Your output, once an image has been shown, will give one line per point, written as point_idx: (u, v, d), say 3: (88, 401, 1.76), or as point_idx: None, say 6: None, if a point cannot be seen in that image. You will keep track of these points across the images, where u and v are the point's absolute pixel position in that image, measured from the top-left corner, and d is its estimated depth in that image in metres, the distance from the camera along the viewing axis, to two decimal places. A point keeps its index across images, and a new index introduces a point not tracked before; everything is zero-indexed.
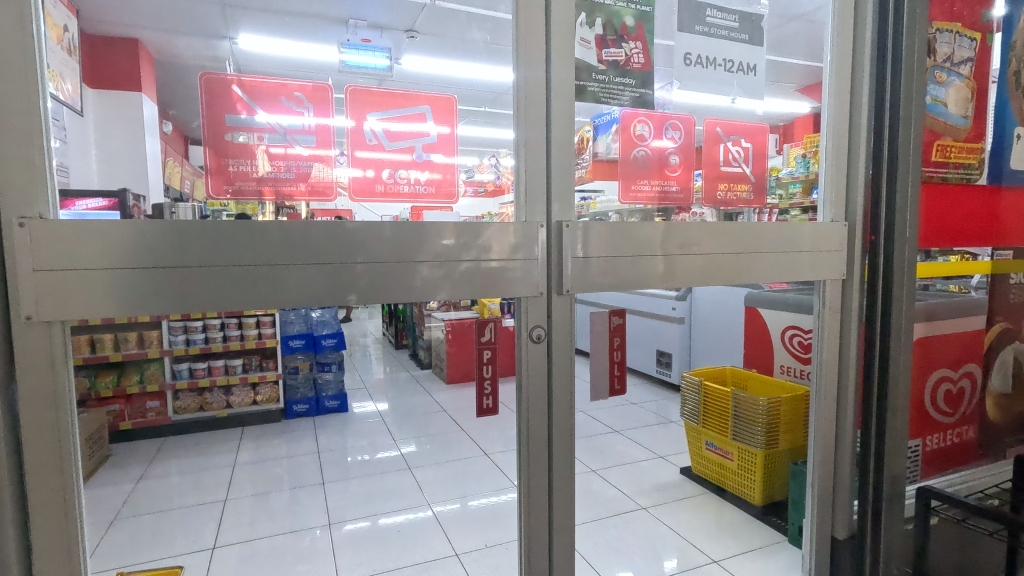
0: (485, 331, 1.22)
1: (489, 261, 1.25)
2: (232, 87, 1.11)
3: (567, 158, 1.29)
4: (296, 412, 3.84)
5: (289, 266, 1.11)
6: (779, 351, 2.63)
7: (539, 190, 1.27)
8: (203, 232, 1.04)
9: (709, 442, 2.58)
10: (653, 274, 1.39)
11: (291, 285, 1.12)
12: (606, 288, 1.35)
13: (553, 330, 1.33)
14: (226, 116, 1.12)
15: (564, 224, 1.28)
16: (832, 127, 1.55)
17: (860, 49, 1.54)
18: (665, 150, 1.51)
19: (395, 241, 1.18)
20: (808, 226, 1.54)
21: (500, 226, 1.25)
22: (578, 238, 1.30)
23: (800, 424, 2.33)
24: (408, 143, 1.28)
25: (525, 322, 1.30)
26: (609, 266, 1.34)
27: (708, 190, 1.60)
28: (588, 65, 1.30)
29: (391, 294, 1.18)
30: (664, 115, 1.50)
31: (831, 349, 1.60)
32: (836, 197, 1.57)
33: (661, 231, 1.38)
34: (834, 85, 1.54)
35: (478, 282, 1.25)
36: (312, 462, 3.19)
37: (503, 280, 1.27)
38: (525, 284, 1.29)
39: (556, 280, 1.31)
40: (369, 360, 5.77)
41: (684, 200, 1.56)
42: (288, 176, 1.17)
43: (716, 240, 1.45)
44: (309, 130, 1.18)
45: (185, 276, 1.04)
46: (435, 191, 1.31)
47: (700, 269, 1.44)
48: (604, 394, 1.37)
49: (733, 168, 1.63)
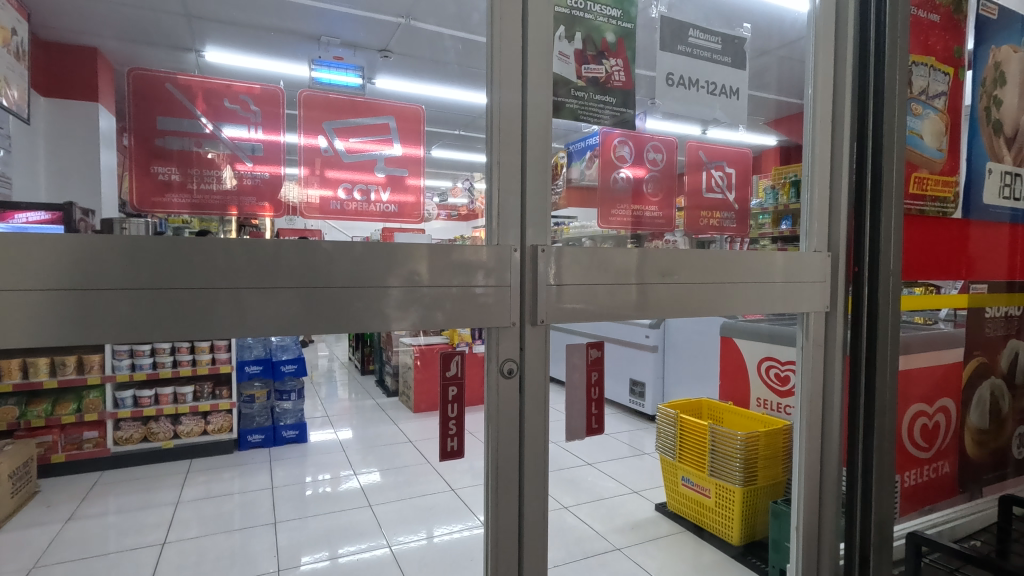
0: (451, 363, 1.10)
1: (461, 286, 1.14)
2: (166, 87, 0.99)
3: (544, 180, 1.20)
4: (250, 443, 3.60)
5: (244, 290, 0.98)
6: (756, 384, 2.56)
7: (513, 212, 1.18)
8: (141, 250, 0.91)
9: (684, 478, 2.47)
10: (631, 303, 1.30)
11: (250, 312, 0.98)
12: (582, 317, 1.25)
13: (526, 364, 1.22)
14: (160, 118, 0.99)
15: (539, 248, 1.19)
16: (814, 154, 1.51)
17: (842, 79, 1.52)
18: (644, 173, 1.45)
19: (355, 264, 1.05)
20: (793, 256, 1.49)
21: (473, 249, 1.15)
22: (553, 264, 1.20)
23: (777, 460, 2.25)
24: (370, 157, 1.16)
25: (497, 355, 1.19)
26: (585, 294, 1.25)
27: (690, 217, 1.54)
28: (566, 81, 1.22)
29: (351, 322, 1.06)
30: (644, 137, 1.43)
31: (814, 383, 1.54)
32: (818, 226, 1.53)
33: (637, 258, 1.30)
34: (815, 112, 1.51)
35: (447, 310, 1.13)
36: (265, 497, 2.97)
37: (474, 309, 1.15)
38: (499, 312, 1.18)
39: (529, 310, 1.21)
40: (333, 386, 5.52)
41: (665, 224, 1.48)
42: (232, 189, 1.03)
43: (700, 270, 1.38)
44: (257, 139, 1.06)
45: (120, 300, 0.90)
46: (401, 212, 1.19)
47: (679, 299, 1.36)
48: (581, 434, 1.25)
49: (716, 195, 1.57)
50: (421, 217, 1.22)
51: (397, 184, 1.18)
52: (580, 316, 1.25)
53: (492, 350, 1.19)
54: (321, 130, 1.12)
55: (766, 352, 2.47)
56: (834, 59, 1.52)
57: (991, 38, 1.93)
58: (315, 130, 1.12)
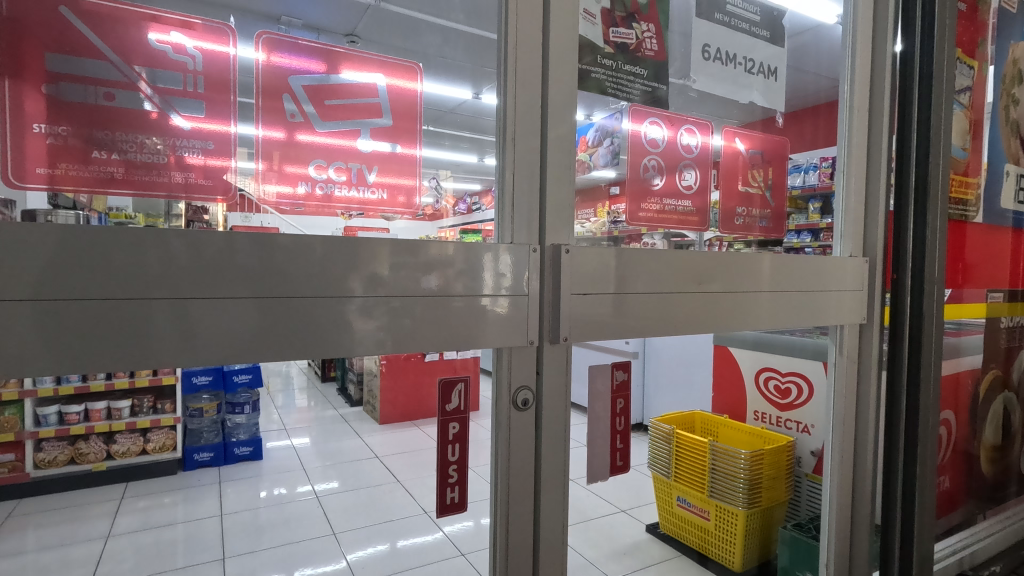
0: (452, 394, 0.88)
1: (469, 295, 0.92)
2: (59, 11, 0.71)
3: (567, 166, 1.01)
4: (196, 462, 3.24)
5: (185, 304, 0.73)
6: (752, 395, 2.41)
7: (528, 204, 0.98)
8: (38, 244, 0.66)
9: (680, 498, 2.31)
10: (669, 314, 1.13)
11: (196, 333, 0.74)
12: (608, 330, 1.06)
13: (544, 392, 1.01)
14: (50, 55, 0.71)
15: (563, 248, 0.99)
16: (851, 148, 1.35)
17: (881, 65, 1.37)
18: (680, 160, 1.22)
19: (335, 269, 0.82)
20: (829, 261, 1.33)
21: (485, 247, 0.94)
22: (574, 269, 1.00)
23: (779, 480, 2.13)
24: (353, 129, 0.92)
25: (509, 379, 0.99)
26: (615, 305, 1.06)
27: (725, 212, 1.34)
28: (593, 45, 1.03)
29: (331, 343, 0.82)
30: (681, 118, 1.21)
31: (849, 402, 1.38)
32: (854, 229, 1.37)
33: (674, 262, 1.13)
34: (853, 102, 1.35)
35: (452, 322, 0.91)
36: (214, 527, 2.64)
37: (484, 320, 0.94)
38: (513, 325, 0.97)
39: (548, 324, 1.00)
40: (290, 395, 5.15)
41: (700, 223, 1.28)
42: (156, 161, 0.76)
43: (733, 275, 1.21)
44: (196, 94, 0.79)
45: (9, 317, 0.65)
46: (388, 200, 0.96)
47: (705, 310, 1.18)
48: (604, 475, 1.04)
49: (752, 190, 1.39)
50: (414, 207, 0.98)
51: (382, 165, 0.95)
52: (605, 329, 1.05)
53: (503, 372, 0.98)
54: (287, 85, 0.87)
55: (762, 362, 2.33)
56: (872, 43, 1.37)
57: (1011, 32, 1.83)
58: (278, 85, 0.87)
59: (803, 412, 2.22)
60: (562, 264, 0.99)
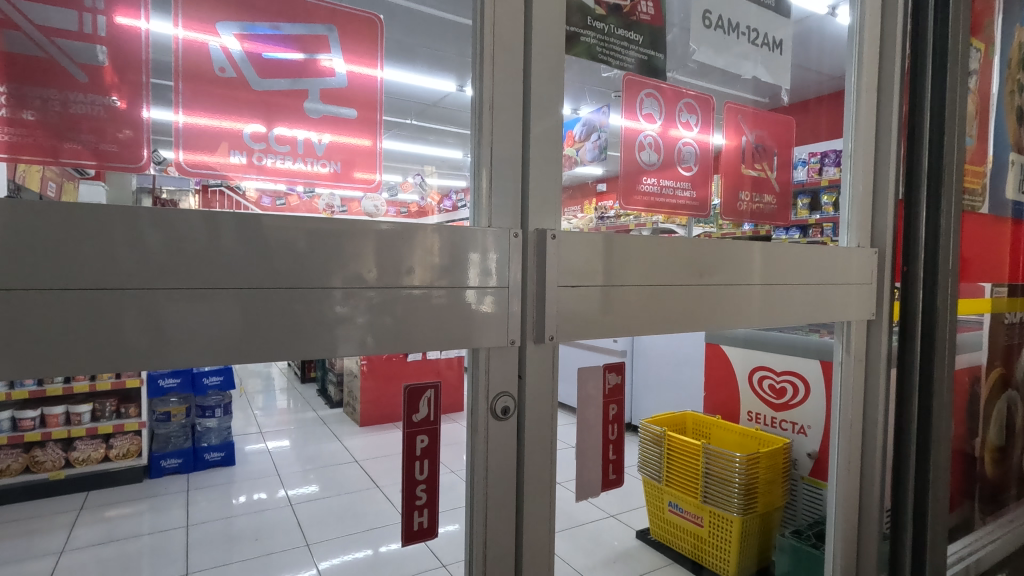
0: (419, 404, 0.75)
1: (444, 289, 0.80)
2: None
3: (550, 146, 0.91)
4: (164, 469, 3.08)
5: (98, 296, 0.60)
6: (746, 396, 2.32)
7: (502, 184, 0.88)
8: None
9: (672, 503, 2.20)
10: (665, 308, 1.02)
11: (110, 331, 0.61)
12: (595, 330, 0.94)
13: (526, 398, 0.90)
14: None
15: (548, 234, 0.88)
16: (859, 131, 1.26)
17: (890, 43, 1.28)
18: (678, 141, 1.12)
19: (280, 254, 0.69)
20: (833, 251, 1.24)
21: (465, 232, 0.82)
22: (558, 258, 0.89)
23: (775, 483, 2.04)
24: (298, 84, 0.78)
25: (488, 386, 0.87)
26: (607, 301, 0.95)
27: (727, 199, 1.26)
28: (582, 6, 0.94)
29: (279, 342, 0.70)
30: (676, 91, 1.12)
31: (857, 403, 1.28)
32: (862, 217, 1.28)
33: (669, 250, 1.02)
34: (861, 81, 1.26)
35: (421, 320, 0.79)
36: (180, 538, 2.48)
37: (461, 319, 0.82)
38: (493, 323, 0.85)
39: (532, 323, 0.89)
40: (268, 396, 4.98)
41: (702, 210, 1.17)
42: (45, 117, 0.62)
43: (731, 270, 1.11)
44: (96, 38, 0.66)
45: None
46: (347, 167, 0.82)
47: (702, 303, 1.07)
48: (596, 488, 0.93)
49: (756, 173, 1.29)
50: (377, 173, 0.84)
51: (334, 129, 0.80)
52: (593, 325, 0.94)
53: (481, 378, 0.86)
54: (215, 32, 0.73)
55: (755, 361, 2.27)
56: (881, 20, 1.28)
57: (1018, 14, 1.75)
58: (203, 32, 0.72)
59: (797, 411, 2.15)
60: (547, 256, 0.88)
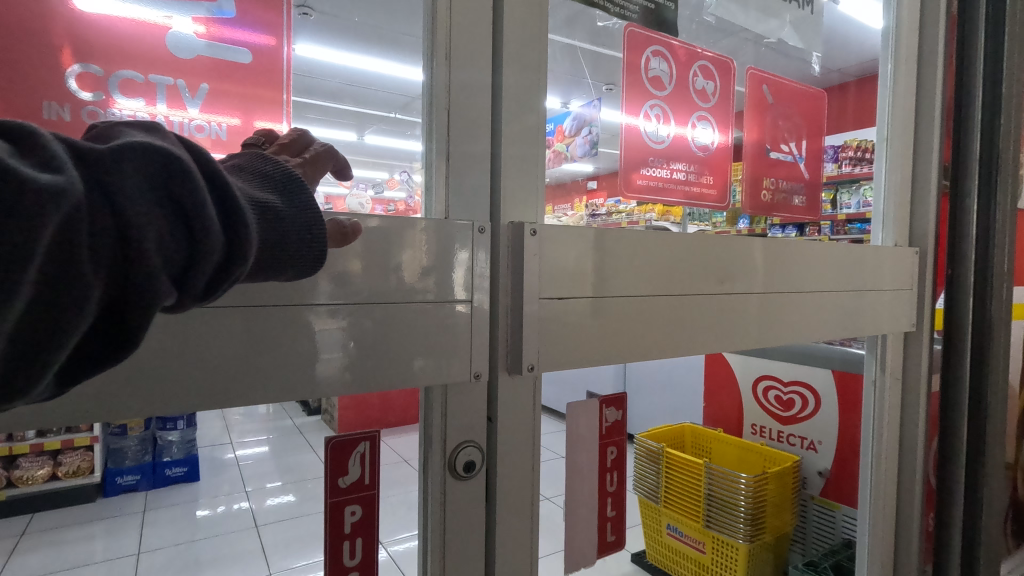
0: (349, 465, 0.69)
1: (397, 316, 0.70)
2: None
3: (523, 151, 0.84)
4: (120, 486, 2.86)
5: None
6: (750, 408, 2.15)
7: (469, 192, 0.80)
8: None
9: (670, 526, 2.00)
10: (720, 311, 1.00)
11: None
12: (589, 339, 0.85)
13: (493, 455, 0.81)
14: None
15: (531, 228, 0.79)
16: (900, 135, 1.26)
17: (929, 45, 1.29)
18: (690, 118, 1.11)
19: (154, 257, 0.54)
20: (839, 260, 1.16)
21: (422, 248, 0.72)
22: (541, 255, 0.80)
23: (785, 505, 1.86)
24: (163, 17, 0.67)
25: (446, 438, 0.78)
26: (647, 307, 0.90)
27: (720, 185, 1.18)
28: None
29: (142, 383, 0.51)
30: (691, 54, 1.11)
31: (893, 409, 1.29)
32: (900, 219, 1.29)
33: (705, 252, 0.97)
34: (901, 85, 1.26)
35: (371, 349, 0.69)
36: (131, 565, 2.27)
37: (418, 349, 0.72)
38: (456, 350, 0.75)
39: (505, 353, 0.80)
40: None
41: (718, 200, 1.17)
42: None
43: (731, 280, 1.01)
44: None
45: None
46: (249, 104, 0.72)
47: (749, 309, 1.04)
48: (588, 558, 0.73)
49: (786, 155, 1.32)
50: (288, 104, 0.75)
51: (219, 63, 0.70)
52: (580, 342, 0.84)
53: (439, 427, 0.77)
54: None
55: (761, 370, 2.09)
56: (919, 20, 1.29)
57: None
58: None
59: (807, 425, 1.97)
60: (521, 276, 0.79)
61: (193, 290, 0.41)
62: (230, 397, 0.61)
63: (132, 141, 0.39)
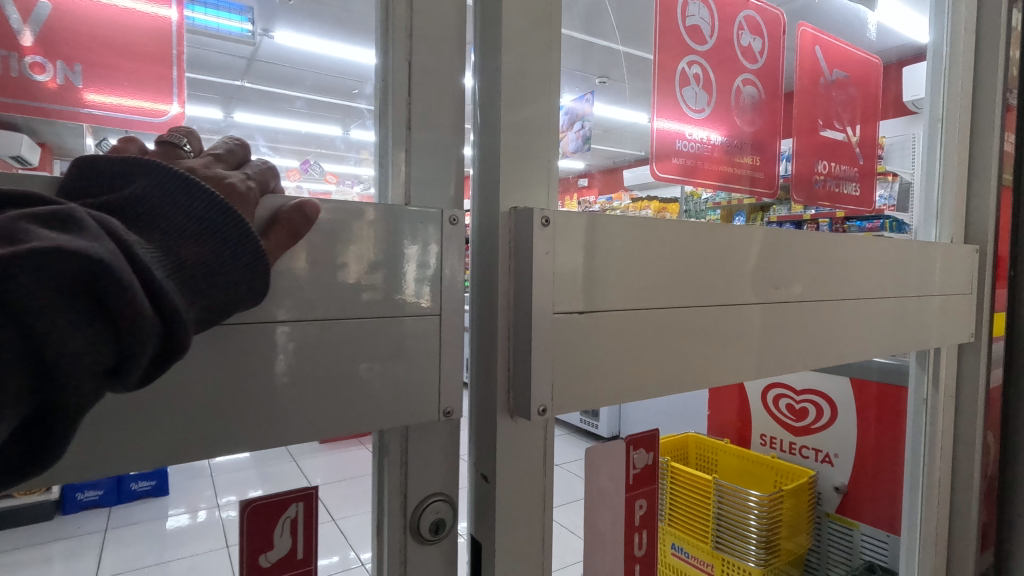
0: (275, 537, 0.65)
1: (332, 344, 0.59)
2: None
3: (525, 140, 0.69)
4: (80, 502, 2.66)
5: None
6: (759, 418, 1.98)
7: (439, 192, 0.69)
8: None
9: (674, 545, 1.85)
10: (763, 327, 0.88)
11: None
12: (615, 362, 0.71)
13: (492, 520, 0.66)
14: None
15: (542, 219, 0.63)
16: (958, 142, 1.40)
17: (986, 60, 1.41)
18: (731, 92, 1.10)
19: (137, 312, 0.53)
20: (877, 266, 1.03)
21: (365, 257, 0.60)
22: (557, 259, 0.65)
23: (800, 524, 1.72)
24: None
25: (407, 499, 0.73)
26: (687, 320, 0.77)
27: (766, 165, 1.17)
28: None
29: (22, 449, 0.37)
30: (732, 22, 1.09)
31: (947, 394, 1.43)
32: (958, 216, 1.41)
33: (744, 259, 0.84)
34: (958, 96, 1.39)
35: (319, 392, 0.59)
36: None
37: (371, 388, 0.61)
38: (418, 384, 0.65)
39: (507, 389, 0.65)
40: None
41: (763, 179, 1.16)
42: None
43: (765, 288, 0.87)
44: None
45: None
46: (132, 76, 0.63)
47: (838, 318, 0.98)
48: None
49: (839, 133, 1.35)
50: (181, 83, 0.66)
51: (109, 17, 0.61)
52: (603, 358, 0.70)
53: (398, 482, 0.72)
54: None
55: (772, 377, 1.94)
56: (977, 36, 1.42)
57: None
58: None
59: (821, 438, 1.84)
60: (524, 294, 0.64)
61: (130, 379, 0.43)
62: (139, 445, 0.50)
63: (40, 241, 0.39)
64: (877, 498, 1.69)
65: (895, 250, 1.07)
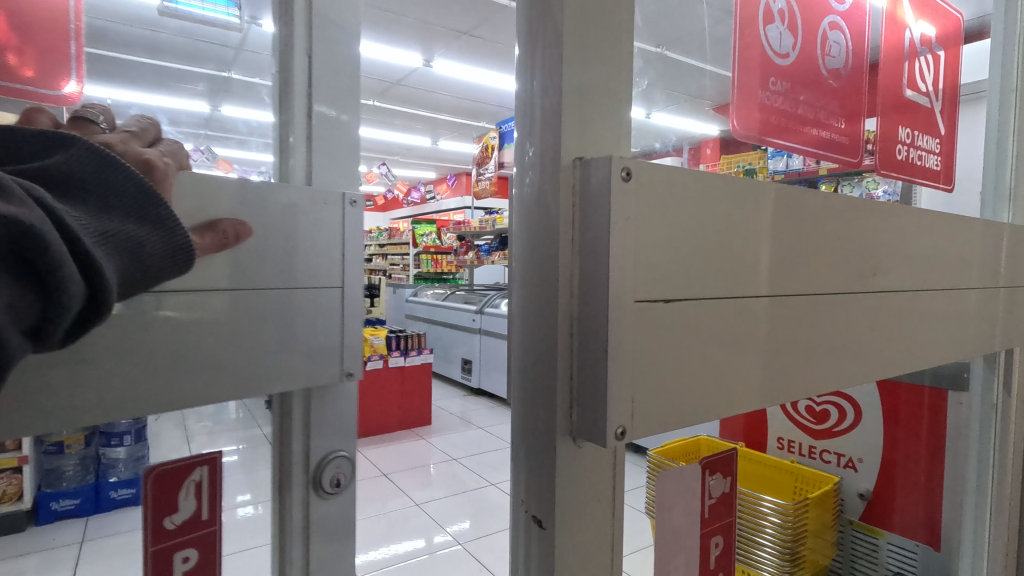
0: (179, 501, 0.61)
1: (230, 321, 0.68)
2: None
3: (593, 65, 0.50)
4: (55, 512, 2.49)
5: None
6: (776, 420, 1.89)
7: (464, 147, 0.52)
8: None
9: None
10: (857, 319, 0.74)
11: None
12: (708, 370, 0.54)
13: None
14: None
15: (622, 170, 0.45)
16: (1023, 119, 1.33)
17: None
18: (818, 32, 0.88)
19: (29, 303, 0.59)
20: (953, 253, 0.92)
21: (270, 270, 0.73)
22: (640, 228, 0.47)
23: (823, 530, 1.61)
24: None
25: (310, 455, 0.90)
26: (782, 314, 0.62)
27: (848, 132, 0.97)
28: None
29: None
30: None
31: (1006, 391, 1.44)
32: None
33: (839, 239, 0.69)
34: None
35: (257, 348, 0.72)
36: None
37: (297, 349, 0.77)
38: (328, 343, 0.80)
39: (573, 414, 0.47)
40: None
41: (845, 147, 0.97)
42: None
43: (849, 275, 0.71)
44: None
45: None
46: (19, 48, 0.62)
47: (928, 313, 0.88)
48: None
49: (922, 96, 1.20)
50: (79, 58, 0.67)
51: None
52: (688, 358, 0.52)
53: (301, 446, 0.89)
54: None
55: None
56: None
57: None
58: None
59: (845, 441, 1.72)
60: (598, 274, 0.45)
61: (50, 341, 0.41)
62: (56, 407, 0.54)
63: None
64: (922, 507, 1.56)
65: (964, 236, 0.95)
